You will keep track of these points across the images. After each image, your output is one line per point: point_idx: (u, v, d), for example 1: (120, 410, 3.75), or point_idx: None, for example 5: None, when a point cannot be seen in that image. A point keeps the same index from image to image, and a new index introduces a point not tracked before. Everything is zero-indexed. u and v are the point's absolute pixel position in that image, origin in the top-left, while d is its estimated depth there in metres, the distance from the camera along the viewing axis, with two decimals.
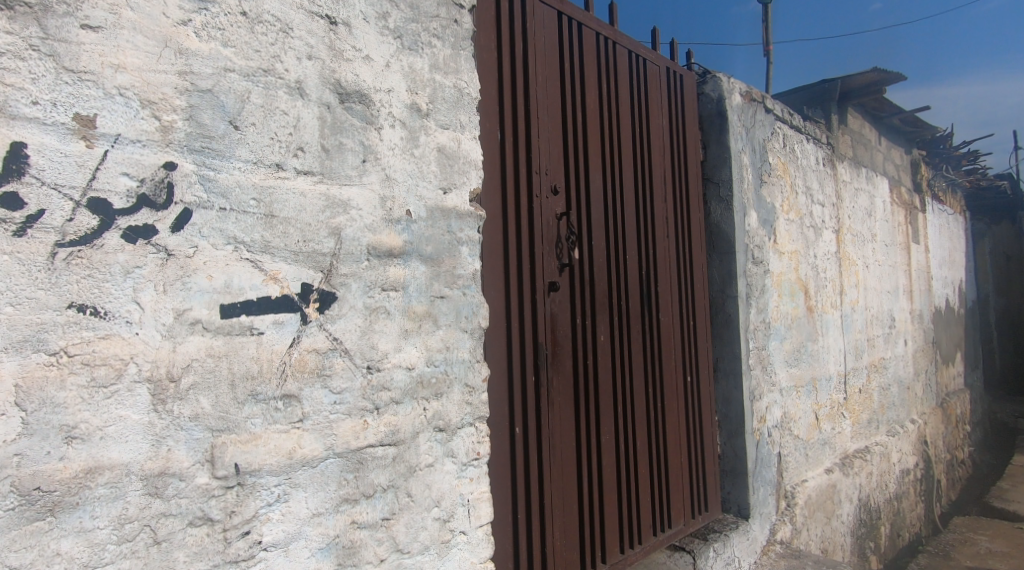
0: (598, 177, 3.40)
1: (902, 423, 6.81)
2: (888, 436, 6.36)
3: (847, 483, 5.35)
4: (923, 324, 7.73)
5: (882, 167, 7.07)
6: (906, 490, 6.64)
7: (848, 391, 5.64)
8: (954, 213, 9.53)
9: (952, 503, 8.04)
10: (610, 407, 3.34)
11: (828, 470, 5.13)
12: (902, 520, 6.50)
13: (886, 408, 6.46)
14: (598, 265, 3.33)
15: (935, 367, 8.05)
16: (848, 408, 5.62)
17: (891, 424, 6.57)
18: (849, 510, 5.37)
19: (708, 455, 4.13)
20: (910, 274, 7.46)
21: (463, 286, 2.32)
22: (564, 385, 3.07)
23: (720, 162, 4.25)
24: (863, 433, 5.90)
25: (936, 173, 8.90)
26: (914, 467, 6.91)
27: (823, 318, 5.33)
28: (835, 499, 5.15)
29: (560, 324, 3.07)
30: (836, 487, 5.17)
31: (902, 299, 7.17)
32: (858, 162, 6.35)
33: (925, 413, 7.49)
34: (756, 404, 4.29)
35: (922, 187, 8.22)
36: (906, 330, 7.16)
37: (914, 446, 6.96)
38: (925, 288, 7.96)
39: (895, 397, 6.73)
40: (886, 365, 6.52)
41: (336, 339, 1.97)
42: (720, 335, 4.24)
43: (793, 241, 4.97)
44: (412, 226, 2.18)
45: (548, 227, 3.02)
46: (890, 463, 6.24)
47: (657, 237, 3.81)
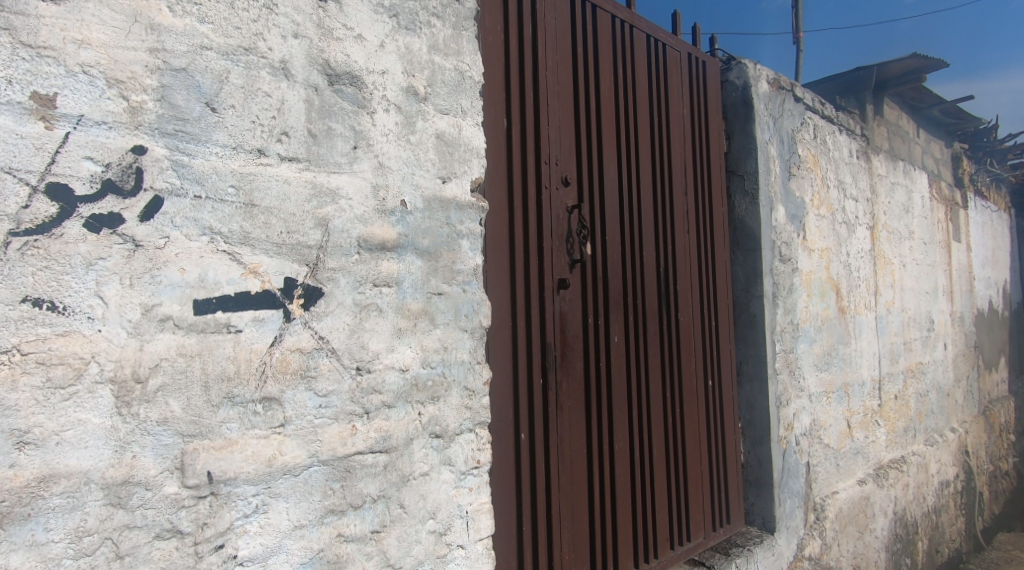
0: (613, 169, 3.25)
1: (941, 431, 6.58)
2: (925, 445, 6.13)
3: (881, 494, 5.16)
4: (963, 327, 7.47)
5: (920, 161, 6.80)
6: (945, 503, 6.40)
7: (882, 397, 5.44)
8: (996, 209, 9.19)
9: (993, 515, 7.77)
10: (625, 410, 3.19)
11: (861, 482, 4.94)
12: (941, 534, 6.26)
13: (924, 416, 6.23)
14: (613, 261, 3.19)
15: (976, 374, 7.78)
16: (882, 416, 5.42)
17: (929, 433, 6.33)
18: (883, 523, 5.17)
19: (731, 462, 3.97)
20: (950, 274, 7.20)
21: (463, 282, 2.22)
22: (574, 387, 2.93)
23: (745, 154, 4.06)
24: (899, 442, 5.69)
25: (980, 167, 8.58)
26: (953, 479, 6.67)
27: (856, 319, 5.14)
28: (868, 512, 4.95)
29: (570, 323, 2.93)
30: (870, 499, 4.98)
31: (941, 301, 6.92)
32: (895, 156, 6.12)
33: (965, 421, 7.24)
34: (784, 411, 4.12)
35: (964, 182, 7.94)
36: (945, 334, 6.91)
37: (954, 456, 6.72)
38: (967, 288, 7.68)
39: (933, 405, 6.49)
40: (923, 370, 6.29)
41: (322, 338, 1.86)
42: (744, 336, 4.07)
43: (825, 238, 4.77)
44: (407, 217, 2.08)
45: (557, 221, 2.88)
46: (928, 474, 6.02)
47: (678, 233, 3.65)
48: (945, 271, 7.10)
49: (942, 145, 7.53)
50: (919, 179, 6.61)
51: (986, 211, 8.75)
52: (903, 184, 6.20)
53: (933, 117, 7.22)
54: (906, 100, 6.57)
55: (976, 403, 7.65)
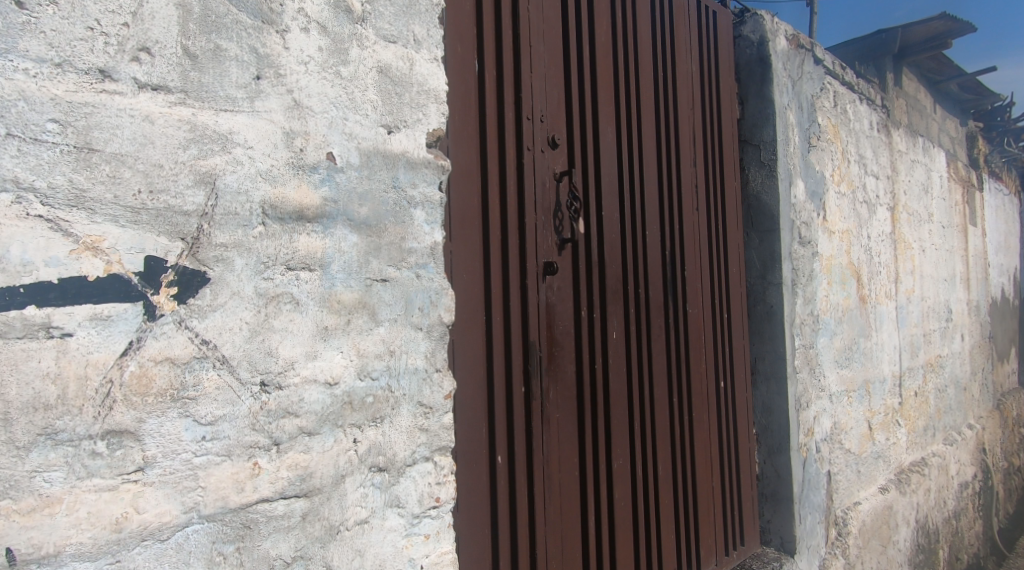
0: (611, 131, 2.70)
1: (959, 429, 6.09)
2: (945, 445, 5.64)
3: (904, 503, 4.66)
4: (979, 317, 6.98)
5: (938, 138, 6.30)
6: (965, 506, 5.91)
7: (903, 394, 4.94)
8: (1007, 192, 8.70)
9: (1008, 516, 7.29)
10: (626, 421, 2.66)
11: (884, 490, 4.44)
12: (961, 541, 5.78)
13: (943, 413, 5.74)
14: (611, 240, 2.65)
15: (991, 366, 7.31)
16: (903, 415, 4.92)
17: (949, 432, 5.85)
18: (906, 534, 4.68)
19: (744, 474, 3.46)
20: (967, 260, 6.72)
21: (416, 265, 1.72)
22: (564, 395, 2.39)
23: (762, 121, 3.55)
24: (919, 443, 5.20)
25: (993, 149, 8.11)
26: (972, 480, 6.19)
27: (877, 310, 4.63)
28: (892, 523, 4.45)
29: (559, 315, 2.39)
30: (893, 509, 4.48)
31: (959, 289, 6.43)
32: (914, 131, 5.62)
33: (981, 417, 6.75)
34: (804, 414, 3.62)
35: (978, 162, 7.45)
36: (962, 324, 6.43)
37: (973, 455, 6.24)
38: (982, 276, 7.19)
39: (952, 400, 6.00)
40: (942, 364, 5.80)
41: (206, 343, 1.34)
42: (760, 330, 3.58)
43: (845, 219, 4.27)
44: (337, 176, 1.56)
45: (543, 191, 2.34)
46: (948, 476, 5.54)
47: (685, 210, 3.12)
48: (961, 257, 6.62)
49: (957, 123, 7.04)
50: (937, 158, 6.11)
51: (999, 195, 8.25)
52: (922, 162, 5.72)
53: (951, 92, 6.70)
54: (925, 72, 6.06)
55: (991, 398, 7.17)
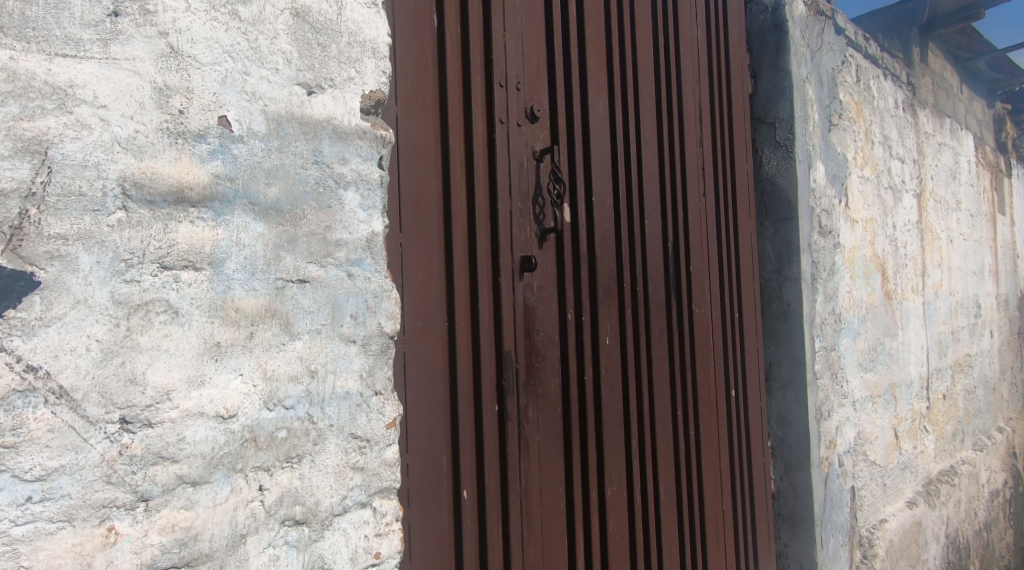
0: (604, 103, 2.36)
1: (989, 433, 5.71)
2: (974, 451, 5.26)
3: (933, 517, 4.29)
4: (1008, 312, 6.58)
5: (965, 122, 5.94)
6: (996, 516, 5.54)
7: (931, 398, 4.57)
8: None
9: None
10: (621, 439, 2.32)
11: (912, 504, 4.08)
12: (992, 553, 5.41)
13: (972, 416, 5.37)
14: (603, 230, 2.30)
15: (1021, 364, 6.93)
16: (931, 420, 4.56)
17: (978, 436, 5.48)
18: (935, 551, 4.32)
19: (758, 492, 3.13)
20: (995, 252, 6.34)
21: (349, 263, 1.37)
22: (544, 412, 2.06)
23: (777, 96, 3.22)
24: (948, 449, 4.83)
25: None
26: (1003, 487, 5.82)
27: (903, 307, 4.27)
28: (921, 540, 4.09)
29: (539, 319, 2.06)
30: (922, 525, 4.12)
31: (987, 283, 6.04)
32: (940, 112, 5.35)
33: (1012, 419, 6.35)
34: (825, 425, 3.27)
35: (1006, 147, 7.09)
36: (992, 320, 6.05)
37: (1003, 461, 5.86)
38: (1012, 268, 6.80)
39: (982, 403, 5.63)
40: (972, 363, 5.43)
41: (33, 371, 1.01)
42: (775, 331, 3.24)
43: (868, 206, 3.94)
44: (234, 148, 1.20)
45: (518, 173, 2.00)
46: (979, 485, 5.17)
47: (690, 196, 2.77)
48: (990, 248, 6.24)
49: (985, 105, 6.66)
50: (963, 142, 5.76)
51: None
52: (949, 144, 5.46)
53: (979, 73, 6.33)
54: (952, 51, 5.70)
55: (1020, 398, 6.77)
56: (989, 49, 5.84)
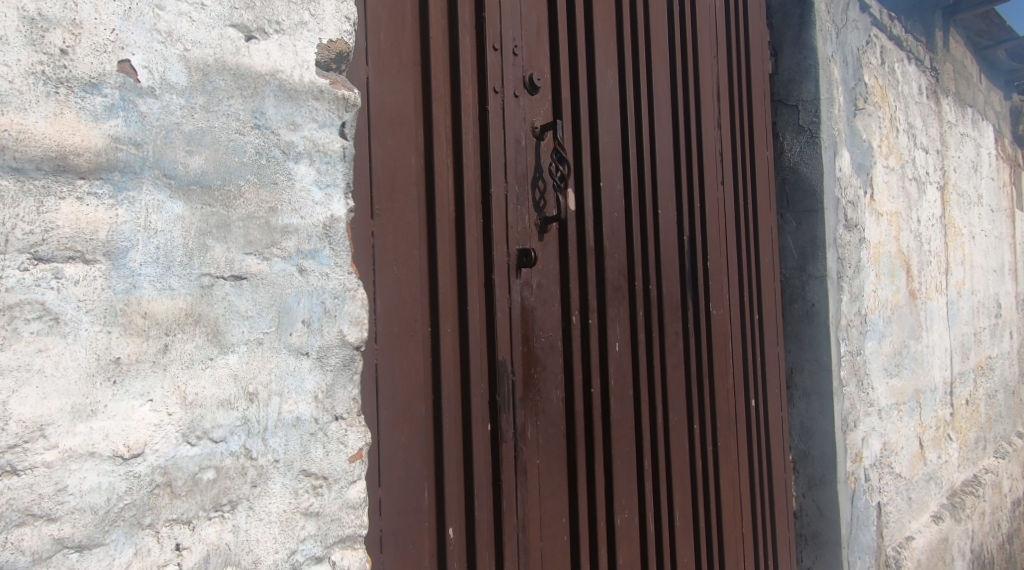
0: (613, 76, 2.08)
1: (1010, 438, 5.43)
2: (996, 458, 4.97)
3: (959, 532, 4.00)
4: None
5: (985, 112, 5.65)
6: (1017, 526, 5.25)
7: (954, 404, 4.29)
8: None
9: None
10: (633, 457, 2.05)
11: (937, 518, 3.80)
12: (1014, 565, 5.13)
13: (994, 422, 5.09)
14: (612, 219, 2.02)
15: None
16: (955, 427, 4.28)
17: (999, 443, 5.20)
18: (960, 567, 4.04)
19: (779, 512, 2.85)
20: (1015, 249, 6.06)
21: (302, 254, 1.08)
22: (545, 429, 1.78)
23: (801, 76, 2.96)
24: (971, 458, 4.55)
25: None
26: None
27: (927, 307, 3.99)
28: (947, 557, 3.81)
29: (539, 322, 1.78)
30: (948, 541, 3.84)
31: (1007, 282, 5.75)
32: (962, 101, 5.09)
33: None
34: (851, 437, 2.99)
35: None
36: (1012, 320, 5.77)
37: None
38: None
39: (1003, 408, 5.35)
40: (993, 366, 5.16)
41: None
42: (798, 334, 2.96)
43: (893, 199, 3.67)
44: (141, 103, 0.92)
45: (512, 152, 1.72)
46: (1003, 495, 4.88)
47: (708, 184, 2.49)
48: (1010, 245, 5.96)
49: (1004, 97, 6.39)
50: (983, 134, 5.48)
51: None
52: (971, 136, 5.19)
53: (1000, 63, 6.04)
54: (974, 37, 5.41)
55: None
56: (1011, 37, 5.57)
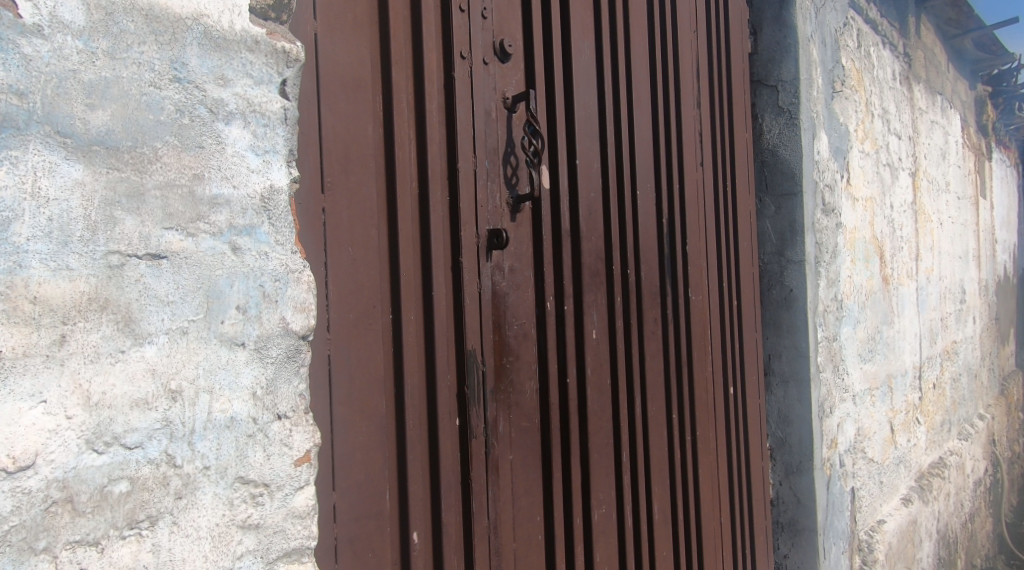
0: (590, 47, 1.95)
1: (972, 421, 5.44)
2: (961, 440, 4.96)
3: (927, 514, 3.96)
4: (987, 297, 6.32)
5: (951, 100, 5.62)
6: (978, 506, 5.26)
7: (923, 388, 4.24)
8: (1006, 163, 8.17)
9: (1013, 509, 6.64)
10: (611, 450, 1.93)
11: (907, 501, 3.74)
12: (975, 545, 5.14)
13: (958, 405, 5.07)
14: (589, 199, 1.90)
15: (997, 350, 6.69)
16: (923, 411, 4.23)
17: (963, 425, 5.19)
18: (928, 549, 4.01)
19: (757, 503, 2.75)
20: (977, 236, 6.07)
21: (234, 230, 0.94)
22: (518, 424, 1.66)
23: (780, 55, 2.85)
24: (938, 440, 4.52)
25: (997, 121, 7.49)
26: (985, 475, 5.55)
27: (899, 292, 3.93)
28: (916, 540, 3.77)
29: (511, 308, 1.65)
30: (917, 524, 3.79)
31: (971, 268, 5.75)
32: (932, 88, 5.04)
33: (990, 406, 6.07)
34: (827, 423, 2.91)
35: (984, 132, 6.84)
36: (975, 305, 5.78)
37: (985, 449, 5.59)
38: (989, 252, 6.57)
39: (966, 390, 5.34)
40: (958, 350, 5.14)
41: None
42: (776, 320, 2.86)
43: (868, 183, 3.59)
44: (24, 43, 0.78)
45: (482, 125, 1.59)
46: (965, 476, 4.88)
47: (687, 165, 2.37)
48: (974, 232, 5.96)
49: (969, 86, 6.38)
50: (950, 122, 5.45)
51: (999, 167, 7.65)
52: (940, 123, 5.15)
53: (966, 52, 6.02)
54: (944, 26, 5.36)
55: (996, 383, 6.52)
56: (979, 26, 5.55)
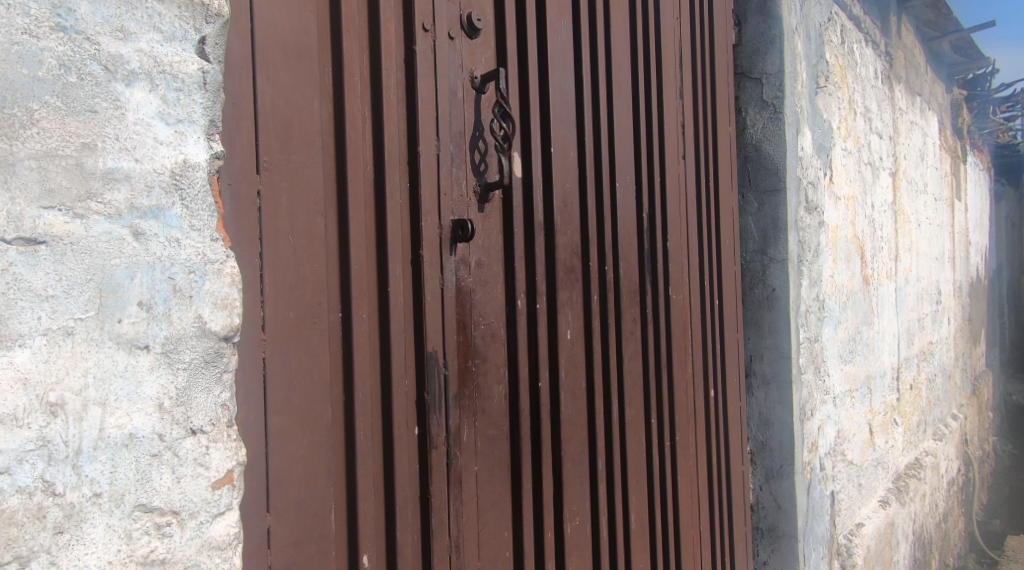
0: (567, 27, 1.81)
1: (947, 421, 5.36)
2: (936, 441, 4.88)
3: (904, 516, 3.86)
4: (961, 299, 6.27)
5: (929, 102, 5.56)
6: (952, 506, 5.19)
7: (900, 388, 4.15)
8: (980, 168, 8.14)
9: (986, 509, 6.58)
10: (585, 458, 1.80)
11: (885, 503, 3.64)
12: (949, 546, 5.06)
13: (934, 405, 4.99)
14: (563, 190, 1.76)
15: (970, 351, 6.65)
16: (901, 412, 4.14)
17: (938, 425, 5.11)
18: (905, 551, 3.91)
19: (737, 509, 2.63)
20: (953, 238, 6.02)
21: (133, 211, 0.80)
22: (486, 432, 1.51)
23: (765, 47, 2.73)
24: (915, 440, 4.43)
25: (972, 125, 7.47)
26: (958, 475, 5.48)
27: (879, 292, 3.84)
28: (894, 543, 3.66)
29: (477, 306, 1.50)
30: (895, 526, 3.68)
31: (947, 269, 5.69)
32: (911, 88, 4.96)
33: (963, 406, 6.02)
34: (808, 426, 2.79)
35: (959, 136, 6.80)
36: (950, 306, 5.72)
37: (958, 449, 5.52)
38: (963, 254, 6.53)
39: (941, 391, 5.28)
40: (934, 350, 5.07)
41: None
42: (758, 320, 2.74)
43: (850, 182, 3.49)
44: None
45: (449, 103, 1.44)
46: (941, 477, 4.80)
47: (669, 157, 2.24)
48: (950, 234, 5.91)
49: (946, 89, 6.33)
50: (928, 123, 5.39)
51: (973, 171, 7.63)
52: (919, 124, 5.09)
53: (944, 55, 5.96)
54: (924, 28, 5.30)
55: (968, 383, 6.47)
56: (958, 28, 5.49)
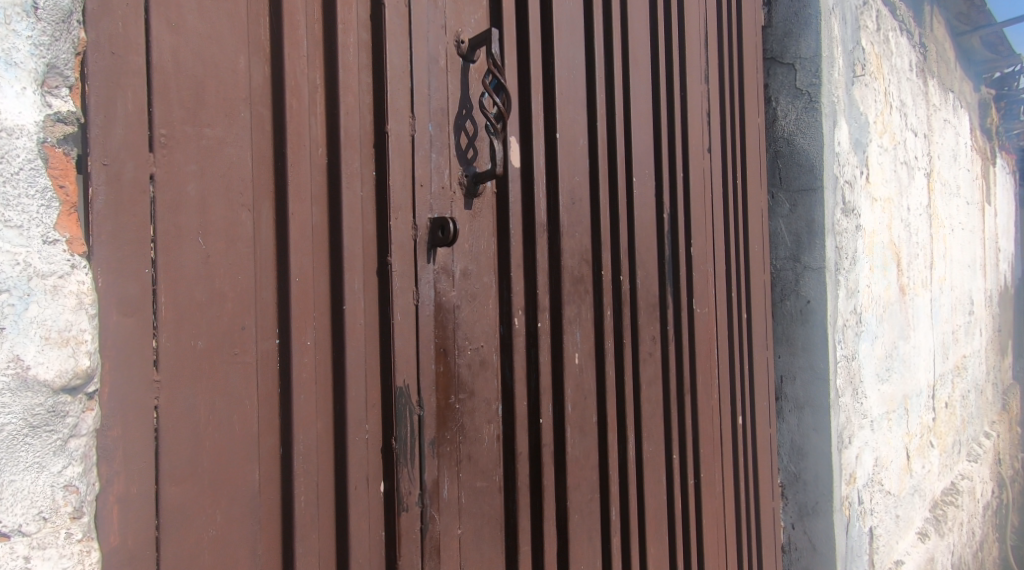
0: None
1: (981, 441, 5.03)
2: (970, 463, 4.54)
3: (942, 548, 3.54)
4: (991, 308, 5.93)
5: (960, 100, 5.23)
6: (987, 532, 4.84)
7: (936, 408, 3.84)
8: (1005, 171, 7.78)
9: (1016, 531, 6.22)
10: (597, 506, 1.50)
11: (924, 536, 3.32)
12: None
13: (967, 424, 4.66)
14: (570, 183, 1.46)
15: (999, 364, 6.29)
16: (936, 434, 3.82)
17: (973, 446, 4.78)
18: None
19: (768, 551, 2.32)
20: (983, 245, 5.68)
21: None
22: (474, 483, 1.22)
23: (799, 28, 2.42)
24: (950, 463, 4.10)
25: (999, 126, 7.11)
26: (992, 498, 5.14)
27: (915, 302, 3.52)
28: None
29: (463, 327, 1.20)
30: (933, 561, 3.37)
31: (979, 277, 5.36)
32: (943, 84, 4.64)
33: (994, 423, 5.67)
34: (846, 455, 2.48)
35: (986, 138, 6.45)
36: (982, 317, 5.38)
37: (991, 470, 5.18)
38: (993, 261, 6.18)
39: (974, 409, 4.94)
40: (967, 365, 4.73)
41: None
42: (790, 336, 2.44)
43: (886, 183, 3.17)
44: None
45: (428, 72, 1.15)
46: (976, 502, 4.46)
47: (693, 148, 1.94)
48: (981, 240, 5.57)
49: (974, 87, 5.99)
50: (960, 122, 5.06)
51: (1000, 174, 7.28)
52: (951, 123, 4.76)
53: (974, 51, 5.63)
54: (955, 21, 4.97)
55: (999, 398, 6.13)
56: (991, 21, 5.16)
